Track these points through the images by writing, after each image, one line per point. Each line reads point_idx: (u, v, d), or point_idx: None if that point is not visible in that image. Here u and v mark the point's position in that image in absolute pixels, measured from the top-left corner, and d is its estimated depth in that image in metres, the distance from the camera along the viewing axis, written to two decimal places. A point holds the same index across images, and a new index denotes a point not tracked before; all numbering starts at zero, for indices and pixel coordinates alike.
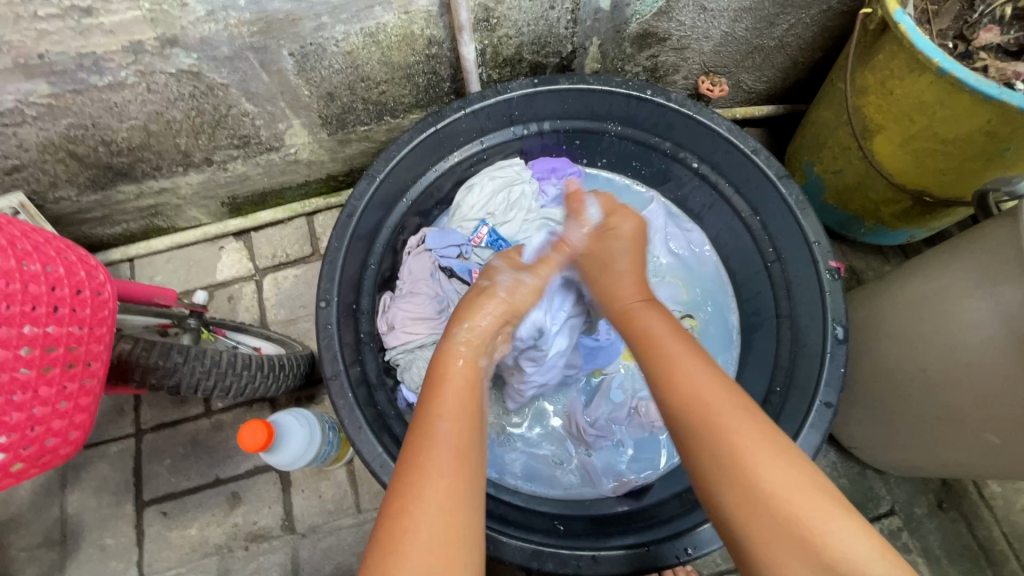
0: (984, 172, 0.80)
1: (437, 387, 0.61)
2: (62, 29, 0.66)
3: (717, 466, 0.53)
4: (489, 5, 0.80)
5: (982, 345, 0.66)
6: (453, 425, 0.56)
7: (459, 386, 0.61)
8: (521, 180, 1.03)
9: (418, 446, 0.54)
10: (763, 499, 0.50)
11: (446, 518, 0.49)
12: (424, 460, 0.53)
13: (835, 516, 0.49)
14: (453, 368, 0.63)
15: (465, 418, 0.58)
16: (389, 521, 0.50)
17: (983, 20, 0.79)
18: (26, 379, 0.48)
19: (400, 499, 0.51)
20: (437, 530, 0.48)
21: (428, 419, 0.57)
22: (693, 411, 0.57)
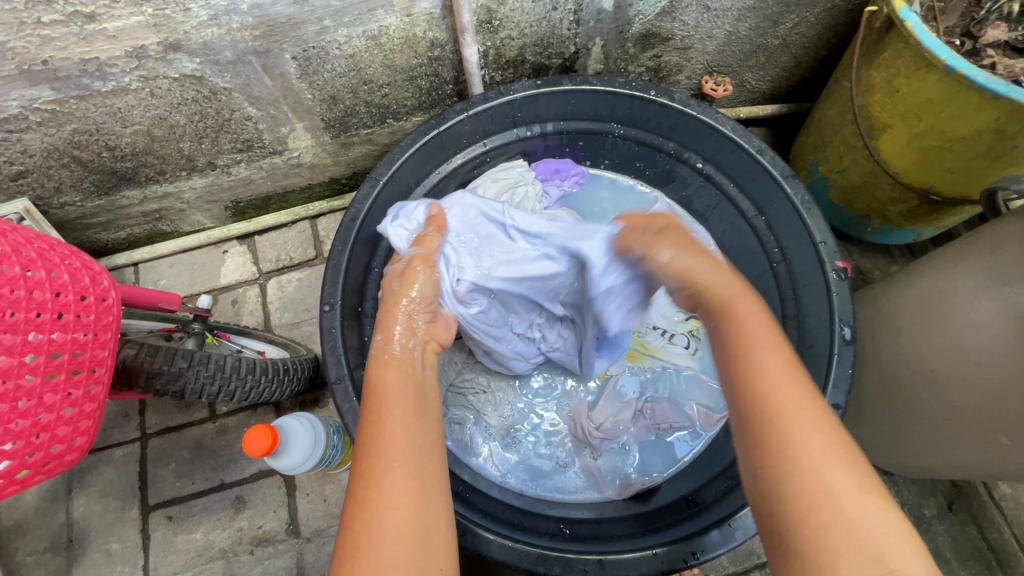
0: (992, 171, 0.79)
1: (380, 394, 0.60)
2: (65, 35, 0.66)
3: (779, 464, 0.46)
4: (492, 7, 0.80)
5: (992, 346, 0.66)
6: (400, 423, 0.56)
7: (402, 388, 0.61)
8: (524, 182, 1.00)
9: (367, 448, 0.54)
10: (828, 507, 0.43)
11: (406, 516, 0.48)
12: (374, 461, 0.52)
13: (892, 522, 0.43)
14: (389, 373, 0.63)
15: (409, 418, 0.57)
16: (349, 522, 0.49)
17: (991, 17, 0.78)
18: (32, 387, 0.48)
19: (355, 504, 0.50)
20: (399, 532, 0.47)
21: (374, 422, 0.56)
22: (769, 398, 0.48)
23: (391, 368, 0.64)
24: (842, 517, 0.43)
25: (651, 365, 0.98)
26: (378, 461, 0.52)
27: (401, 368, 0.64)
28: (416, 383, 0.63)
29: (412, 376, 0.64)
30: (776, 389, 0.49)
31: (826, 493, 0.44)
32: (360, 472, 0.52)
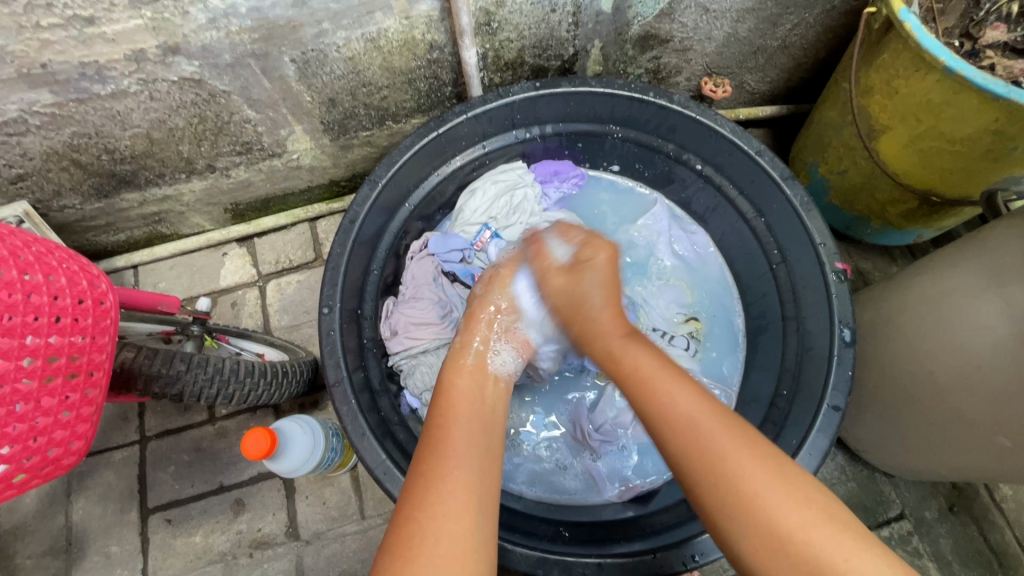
0: (993, 172, 0.79)
1: (449, 397, 0.63)
2: (64, 38, 0.67)
3: (719, 497, 0.52)
4: (491, 9, 0.80)
5: (994, 348, 0.65)
6: (464, 429, 0.58)
7: (467, 396, 0.63)
8: (523, 184, 1.02)
9: (428, 454, 0.55)
10: (779, 530, 0.49)
11: (458, 522, 0.49)
12: (436, 464, 0.53)
13: (839, 533, 0.48)
14: (461, 378, 0.65)
15: (472, 428, 0.58)
16: (402, 525, 0.49)
17: (989, 18, 0.78)
18: (28, 390, 0.48)
19: (413, 504, 0.50)
20: (451, 539, 0.48)
21: (440, 425, 0.58)
22: (687, 431, 0.56)
23: (460, 375, 0.66)
24: (796, 541, 0.48)
25: None
26: (439, 465, 0.53)
27: (472, 376, 0.66)
28: (480, 392, 0.64)
29: (481, 386, 0.65)
30: (683, 418, 0.57)
31: (762, 517, 0.50)
32: (420, 473, 0.53)
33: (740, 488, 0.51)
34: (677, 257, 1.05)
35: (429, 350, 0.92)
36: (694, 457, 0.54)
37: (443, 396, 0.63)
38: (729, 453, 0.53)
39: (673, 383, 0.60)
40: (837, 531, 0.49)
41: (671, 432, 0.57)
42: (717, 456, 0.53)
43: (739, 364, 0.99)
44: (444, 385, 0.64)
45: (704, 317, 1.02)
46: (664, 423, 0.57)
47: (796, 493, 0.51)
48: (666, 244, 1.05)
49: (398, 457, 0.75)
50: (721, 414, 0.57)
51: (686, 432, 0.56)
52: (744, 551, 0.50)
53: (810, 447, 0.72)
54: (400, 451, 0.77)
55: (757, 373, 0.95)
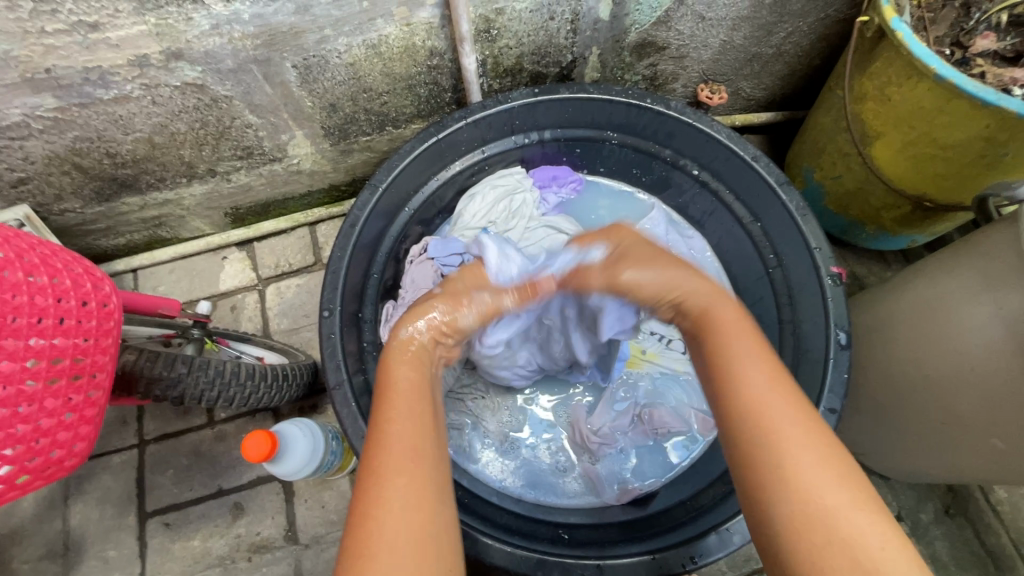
0: (984, 177, 0.80)
1: (392, 389, 0.59)
2: (69, 44, 0.67)
3: (764, 482, 0.47)
4: (490, 16, 0.81)
5: (986, 352, 0.66)
6: (404, 426, 0.55)
7: (410, 386, 0.60)
8: (522, 188, 1.03)
9: (375, 449, 0.53)
10: (825, 520, 0.44)
11: (415, 525, 0.48)
12: (380, 465, 0.52)
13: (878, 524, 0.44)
14: (401, 369, 0.61)
15: (419, 417, 0.56)
16: (355, 528, 0.48)
17: (979, 27, 0.80)
18: (33, 392, 0.48)
19: (364, 504, 0.50)
20: (407, 539, 0.47)
21: (381, 423, 0.55)
22: (757, 412, 0.50)
23: (402, 365, 0.62)
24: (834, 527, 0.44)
25: (649, 371, 0.98)
26: (383, 466, 0.52)
27: (414, 365, 0.62)
28: (426, 382, 0.61)
29: (423, 372, 0.62)
30: (757, 394, 0.51)
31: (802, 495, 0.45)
32: (366, 476, 0.52)
33: (784, 470, 0.47)
34: None
35: None
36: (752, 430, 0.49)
37: (384, 389, 0.59)
38: (790, 442, 0.48)
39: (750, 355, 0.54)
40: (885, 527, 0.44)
41: (742, 406, 0.51)
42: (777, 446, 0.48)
43: None
44: (384, 374, 0.60)
45: None
46: (737, 391, 0.52)
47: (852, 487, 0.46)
48: None
49: None
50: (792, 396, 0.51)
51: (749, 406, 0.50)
52: (777, 526, 0.45)
53: None
54: None
55: None
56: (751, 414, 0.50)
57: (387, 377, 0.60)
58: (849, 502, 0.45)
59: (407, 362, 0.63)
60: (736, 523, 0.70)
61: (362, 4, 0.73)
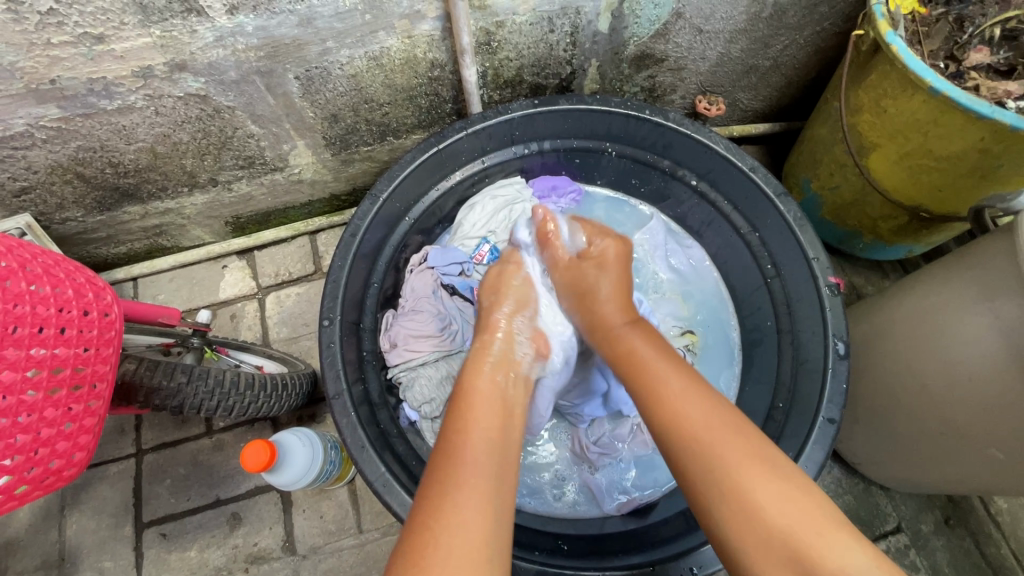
0: (979, 189, 0.81)
1: (470, 401, 0.62)
2: (73, 55, 0.68)
3: (729, 507, 0.51)
4: (491, 29, 0.82)
5: (983, 362, 0.67)
6: (478, 436, 0.57)
7: (487, 406, 0.61)
8: (522, 199, 1.03)
9: (447, 457, 0.54)
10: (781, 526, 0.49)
11: (475, 534, 0.48)
12: (448, 473, 0.52)
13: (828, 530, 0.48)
14: (479, 382, 0.64)
15: (497, 427, 0.59)
16: (417, 534, 0.48)
17: (972, 41, 0.81)
18: (33, 402, 0.48)
19: (428, 513, 0.50)
20: (463, 550, 0.47)
21: (455, 429, 0.58)
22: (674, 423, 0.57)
23: (478, 380, 0.65)
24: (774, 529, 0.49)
25: None
26: (452, 470, 0.53)
27: (493, 382, 0.65)
28: (503, 396, 0.64)
29: (501, 392, 0.64)
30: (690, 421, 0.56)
31: (754, 507, 0.50)
32: (433, 479, 0.53)
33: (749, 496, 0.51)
34: (673, 271, 1.07)
35: (428, 362, 0.92)
36: (685, 447, 0.55)
37: (461, 399, 0.62)
38: (719, 447, 0.54)
39: (682, 392, 0.59)
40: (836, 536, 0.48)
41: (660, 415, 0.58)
42: (704, 448, 0.54)
43: (735, 377, 1.00)
44: (465, 385, 0.64)
45: (699, 329, 1.04)
46: (664, 421, 0.58)
47: (794, 499, 0.50)
48: (663, 257, 1.06)
49: (397, 469, 0.75)
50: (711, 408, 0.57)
51: (691, 432, 0.56)
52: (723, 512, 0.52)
53: (804, 459, 0.73)
54: (398, 463, 0.77)
55: (753, 386, 0.95)
56: (680, 434, 0.56)
57: (466, 385, 0.64)
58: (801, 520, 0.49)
59: (485, 379, 0.65)
60: None
61: (365, 17, 0.74)
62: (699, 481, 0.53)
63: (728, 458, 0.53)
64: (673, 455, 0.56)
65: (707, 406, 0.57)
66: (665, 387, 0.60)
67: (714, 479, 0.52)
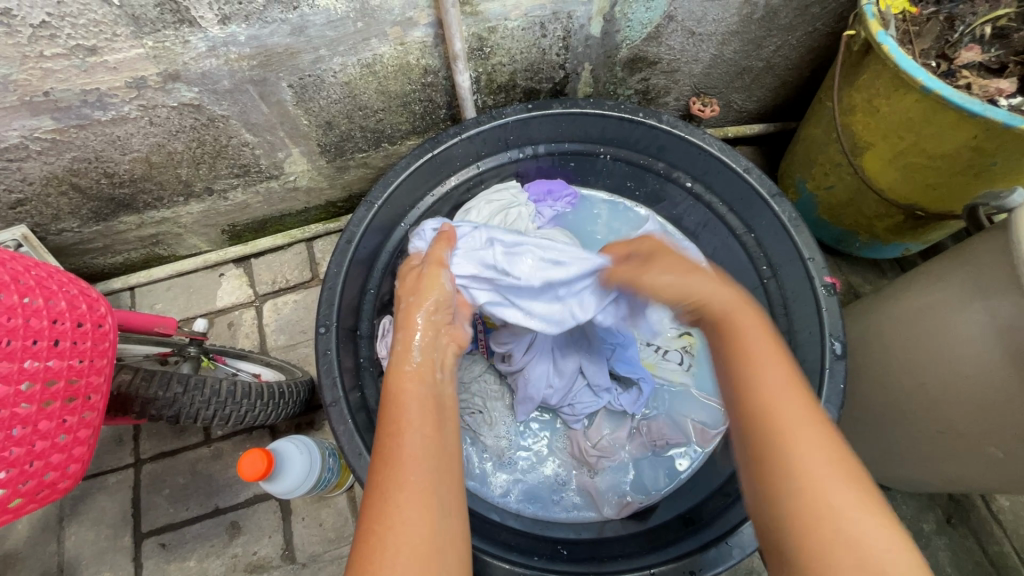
0: (973, 187, 0.81)
1: (398, 402, 0.59)
2: (67, 67, 0.68)
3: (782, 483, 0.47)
4: (483, 35, 0.83)
5: (979, 361, 0.67)
6: (415, 437, 0.54)
7: (422, 402, 0.58)
8: (517, 203, 1.02)
9: (384, 464, 0.52)
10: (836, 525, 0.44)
11: (420, 535, 0.48)
12: (387, 476, 0.51)
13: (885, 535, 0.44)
14: (408, 384, 0.61)
15: (433, 429, 0.56)
16: (363, 540, 0.48)
17: (964, 40, 0.81)
18: (26, 415, 0.48)
19: (369, 520, 0.49)
20: (412, 547, 0.47)
21: (389, 437, 0.55)
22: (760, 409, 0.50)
23: (410, 380, 0.61)
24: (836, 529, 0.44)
25: None
26: (394, 475, 0.51)
27: (419, 378, 0.61)
28: (434, 392, 0.61)
29: (429, 386, 0.61)
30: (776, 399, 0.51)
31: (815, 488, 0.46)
32: (374, 488, 0.51)
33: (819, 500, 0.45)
34: None
35: None
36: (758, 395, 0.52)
37: (391, 404, 0.59)
38: (804, 423, 0.49)
39: (769, 355, 0.54)
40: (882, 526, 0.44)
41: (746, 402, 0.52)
42: (789, 418, 0.49)
43: None
44: (391, 388, 0.60)
45: None
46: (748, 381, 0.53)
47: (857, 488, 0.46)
48: None
49: None
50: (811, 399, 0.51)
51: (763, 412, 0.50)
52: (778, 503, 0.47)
53: None
54: None
55: None
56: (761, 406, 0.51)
57: (395, 389, 0.60)
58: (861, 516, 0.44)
59: (413, 379, 0.61)
60: (735, 536, 0.70)
61: (357, 25, 0.74)
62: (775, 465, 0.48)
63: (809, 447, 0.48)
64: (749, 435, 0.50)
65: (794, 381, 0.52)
66: (765, 359, 0.53)
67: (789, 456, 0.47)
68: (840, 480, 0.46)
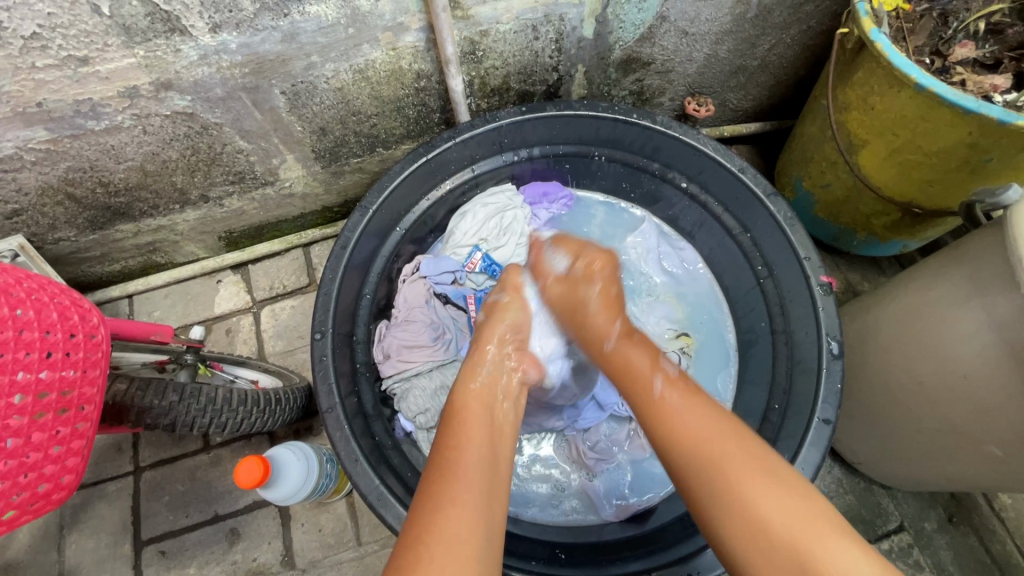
0: (969, 182, 0.80)
1: (461, 417, 0.63)
2: (59, 78, 0.68)
3: (721, 499, 0.54)
4: (475, 39, 0.83)
5: (976, 357, 0.66)
6: (472, 450, 0.59)
7: (482, 417, 0.64)
8: (513, 206, 1.03)
9: (440, 471, 0.56)
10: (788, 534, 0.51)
11: (472, 534, 0.51)
12: (445, 483, 0.55)
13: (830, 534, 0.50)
14: (469, 398, 0.66)
15: (487, 444, 0.60)
16: (415, 539, 0.50)
17: (958, 36, 0.81)
18: (19, 426, 0.48)
19: (422, 519, 0.52)
20: (461, 546, 0.50)
21: (450, 445, 0.59)
22: (678, 437, 0.59)
23: (473, 400, 0.66)
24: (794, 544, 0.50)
25: None
26: (450, 483, 0.55)
27: (483, 398, 0.66)
28: (494, 413, 0.65)
29: (491, 409, 0.65)
30: (690, 430, 0.59)
31: (758, 516, 0.52)
32: (430, 492, 0.54)
33: (764, 520, 0.52)
34: (666, 273, 1.06)
35: (422, 373, 0.92)
36: (669, 434, 0.59)
37: (450, 419, 0.64)
38: (716, 450, 0.56)
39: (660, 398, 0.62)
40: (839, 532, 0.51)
41: (670, 440, 0.59)
42: (703, 448, 0.57)
43: (732, 379, 1.00)
44: (455, 402, 0.65)
45: (695, 333, 1.03)
46: (661, 424, 0.60)
47: (788, 498, 0.53)
48: (655, 259, 1.06)
49: (392, 482, 0.75)
50: (706, 414, 0.60)
51: (694, 440, 0.58)
52: (724, 525, 0.54)
53: (801, 461, 0.73)
54: (394, 476, 0.77)
55: (749, 388, 0.95)
56: (695, 439, 0.58)
57: (462, 401, 0.65)
58: (792, 517, 0.52)
59: (478, 400, 0.66)
60: None
61: (348, 31, 0.74)
62: (714, 493, 0.55)
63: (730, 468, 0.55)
64: (683, 459, 0.58)
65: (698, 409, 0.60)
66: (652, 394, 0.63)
67: (710, 482, 0.55)
68: (776, 494, 0.53)
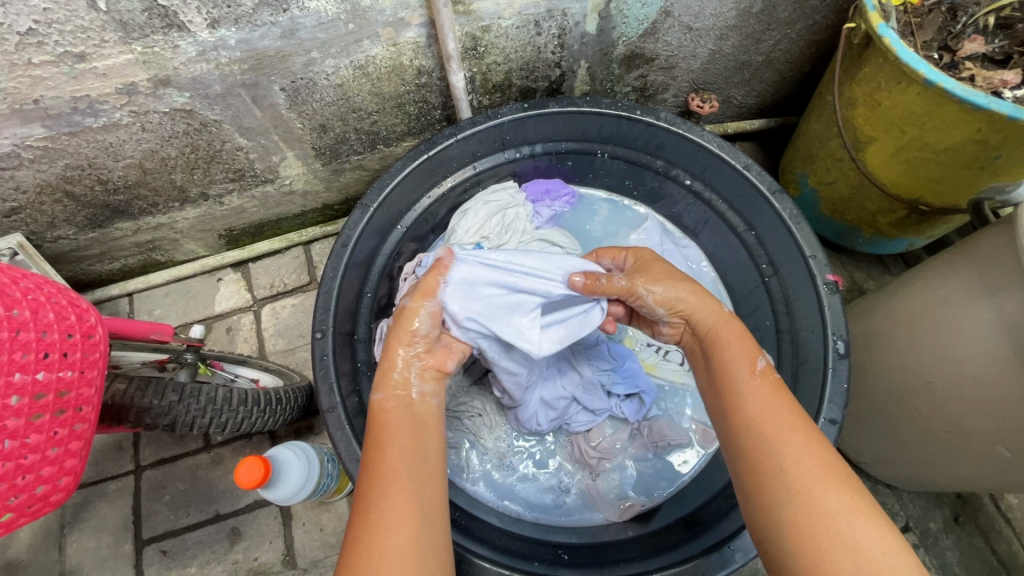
0: (977, 180, 0.79)
1: (382, 419, 0.59)
2: (56, 74, 0.68)
3: (773, 490, 0.50)
4: (477, 34, 0.82)
5: (984, 358, 0.66)
6: (400, 449, 0.55)
7: (405, 415, 0.60)
8: (515, 204, 1.02)
9: (372, 472, 0.53)
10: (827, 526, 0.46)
11: (406, 539, 0.49)
12: (375, 488, 0.52)
13: (870, 526, 0.46)
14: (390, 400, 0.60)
15: (413, 440, 0.57)
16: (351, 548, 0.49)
17: (967, 31, 0.80)
18: (16, 428, 0.47)
19: (358, 526, 0.50)
20: (396, 553, 0.48)
21: (377, 447, 0.56)
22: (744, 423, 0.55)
23: (392, 404, 0.60)
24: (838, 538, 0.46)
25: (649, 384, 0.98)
26: (381, 486, 0.52)
27: (401, 401, 0.60)
28: (416, 411, 0.60)
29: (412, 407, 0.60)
30: (756, 415, 0.55)
31: (811, 509, 0.48)
32: (362, 498, 0.52)
33: (817, 514, 0.47)
34: None
35: None
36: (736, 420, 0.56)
37: (375, 420, 0.59)
38: (782, 441, 0.52)
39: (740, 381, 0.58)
40: (873, 523, 0.47)
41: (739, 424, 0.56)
42: (764, 440, 0.53)
43: None
44: (374, 405, 0.60)
45: None
46: (734, 407, 0.57)
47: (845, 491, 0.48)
48: None
49: None
50: (779, 403, 0.56)
51: (758, 429, 0.54)
52: (771, 514, 0.50)
53: None
54: None
55: None
56: (755, 425, 0.55)
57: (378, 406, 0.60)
58: (842, 507, 0.47)
59: (401, 401, 0.61)
60: (740, 540, 0.69)
61: (348, 26, 0.73)
62: (769, 481, 0.51)
63: (788, 453, 0.51)
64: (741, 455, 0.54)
65: (772, 391, 0.57)
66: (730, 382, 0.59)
67: (762, 472, 0.52)
68: (831, 484, 0.49)
